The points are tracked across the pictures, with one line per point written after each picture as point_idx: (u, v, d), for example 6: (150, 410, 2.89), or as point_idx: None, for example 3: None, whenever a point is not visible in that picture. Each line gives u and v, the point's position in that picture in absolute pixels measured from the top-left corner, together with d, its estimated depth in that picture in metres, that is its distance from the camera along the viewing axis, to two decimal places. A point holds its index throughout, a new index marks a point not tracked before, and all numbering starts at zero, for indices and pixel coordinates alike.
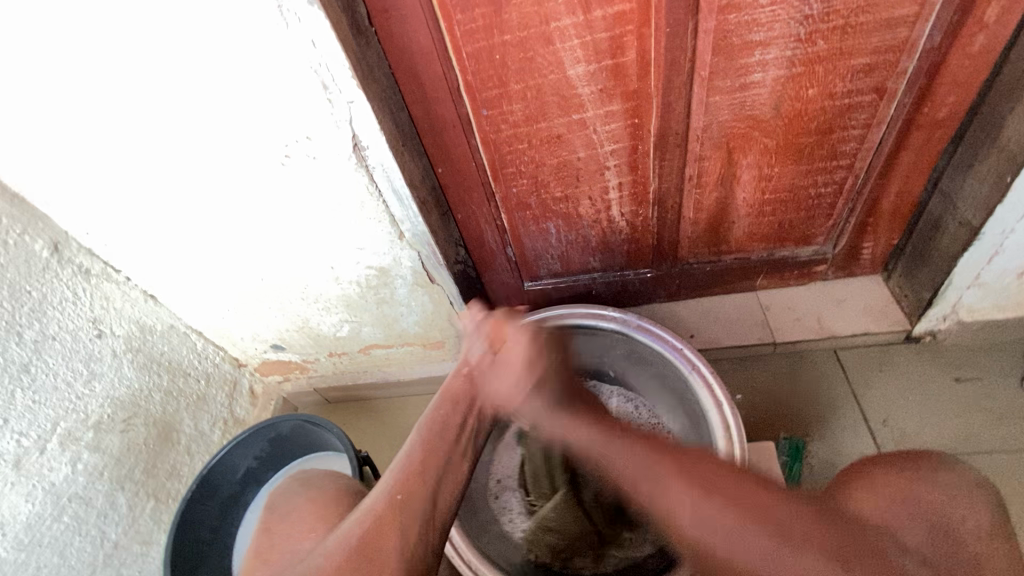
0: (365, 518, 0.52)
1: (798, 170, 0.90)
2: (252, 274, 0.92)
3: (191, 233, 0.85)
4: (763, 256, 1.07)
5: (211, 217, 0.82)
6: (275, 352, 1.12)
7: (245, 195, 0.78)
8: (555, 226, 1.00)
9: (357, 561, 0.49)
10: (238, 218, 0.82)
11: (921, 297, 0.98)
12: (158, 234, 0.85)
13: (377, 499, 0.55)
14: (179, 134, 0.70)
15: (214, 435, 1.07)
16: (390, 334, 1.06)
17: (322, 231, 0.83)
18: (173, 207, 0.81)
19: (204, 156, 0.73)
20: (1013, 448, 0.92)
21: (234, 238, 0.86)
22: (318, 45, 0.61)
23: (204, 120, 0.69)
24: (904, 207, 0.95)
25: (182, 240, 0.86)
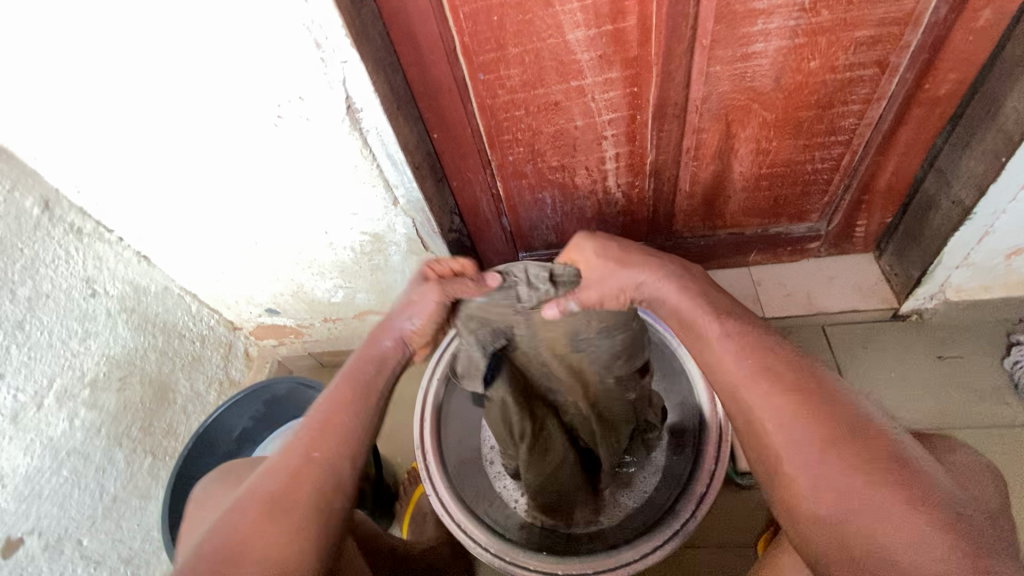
0: (278, 476, 0.53)
1: (796, 145, 0.89)
2: (246, 238, 0.92)
3: (185, 195, 0.85)
4: (756, 232, 1.08)
5: (205, 180, 0.82)
6: (270, 316, 1.13)
7: (238, 155, 0.77)
8: (551, 196, 1.00)
9: (270, 512, 0.50)
10: (231, 180, 0.82)
11: (910, 275, 0.99)
12: (151, 195, 0.85)
13: (288, 460, 0.54)
14: (170, 93, 0.69)
15: (210, 395, 1.09)
16: (383, 301, 1.07)
17: (316, 195, 0.83)
18: (164, 167, 0.80)
19: (194, 115, 0.72)
20: (989, 423, 0.94)
21: (227, 200, 0.85)
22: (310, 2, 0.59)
23: (193, 80, 0.67)
24: (899, 185, 0.95)
25: (176, 202, 0.86)
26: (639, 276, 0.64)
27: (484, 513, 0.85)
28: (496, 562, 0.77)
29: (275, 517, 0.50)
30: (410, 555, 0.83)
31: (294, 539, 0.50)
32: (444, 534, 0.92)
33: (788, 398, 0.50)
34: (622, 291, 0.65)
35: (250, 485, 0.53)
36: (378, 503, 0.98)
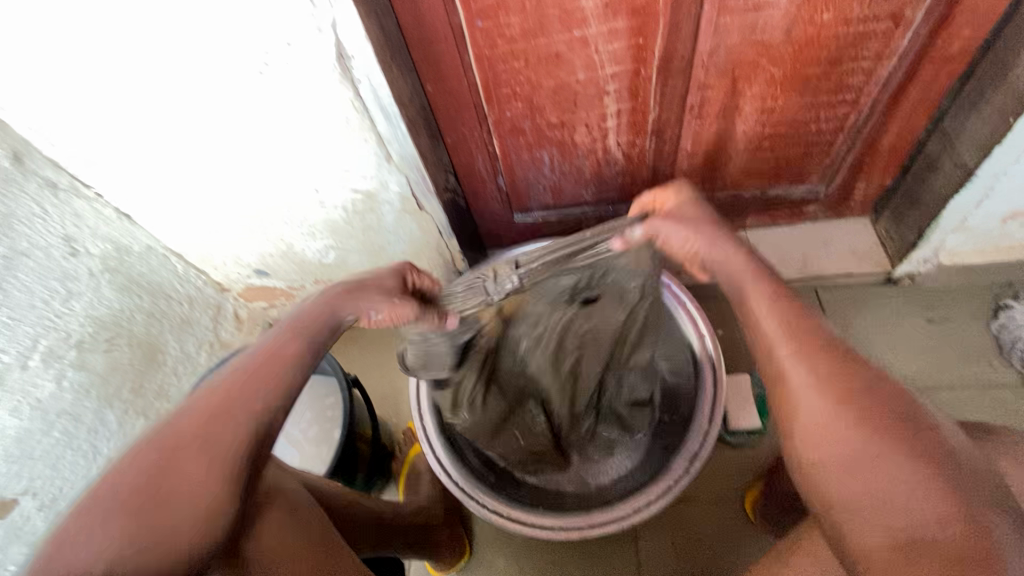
0: (195, 411, 0.51)
1: (802, 103, 0.87)
2: (232, 195, 0.89)
3: (166, 149, 0.80)
4: (756, 194, 1.06)
5: (187, 133, 0.78)
6: (259, 278, 1.10)
7: (221, 107, 0.73)
8: (549, 154, 0.97)
9: (182, 448, 0.49)
10: (216, 134, 0.77)
11: (906, 239, 1.00)
12: (129, 148, 0.80)
13: (209, 393, 0.52)
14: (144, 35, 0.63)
15: (201, 356, 1.08)
16: (376, 263, 1.04)
17: (306, 149, 0.79)
18: (143, 119, 0.75)
19: (171, 62, 0.67)
20: (972, 385, 0.97)
21: (212, 155, 0.81)
22: None
23: (169, 20, 0.62)
24: (901, 147, 0.94)
25: (156, 157, 0.81)
26: (699, 235, 0.65)
27: (478, 467, 0.88)
28: (495, 518, 0.79)
29: (160, 478, 0.47)
30: (396, 526, 0.80)
31: (212, 475, 0.48)
32: (439, 493, 0.93)
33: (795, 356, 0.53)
34: (687, 242, 0.66)
35: (168, 418, 0.51)
36: (373, 472, 0.97)
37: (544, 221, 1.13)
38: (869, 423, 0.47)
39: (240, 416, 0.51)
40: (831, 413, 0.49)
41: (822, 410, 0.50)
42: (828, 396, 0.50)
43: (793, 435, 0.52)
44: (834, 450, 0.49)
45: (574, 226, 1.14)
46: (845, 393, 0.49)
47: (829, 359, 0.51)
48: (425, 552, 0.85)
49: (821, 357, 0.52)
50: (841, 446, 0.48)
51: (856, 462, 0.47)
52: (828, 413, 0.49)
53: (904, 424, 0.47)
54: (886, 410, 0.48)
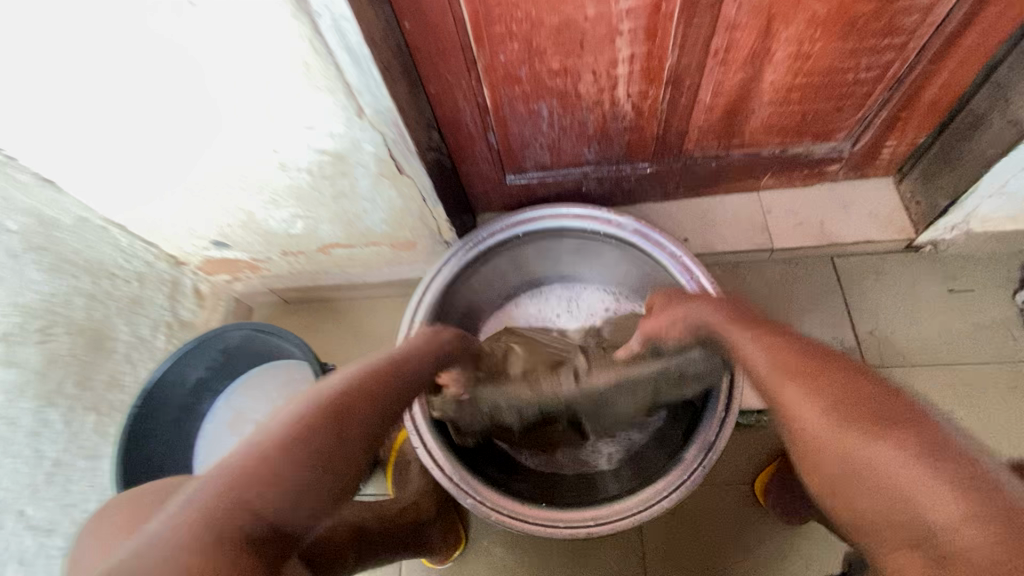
0: (341, 384, 0.52)
1: (842, 49, 0.75)
2: (173, 155, 0.74)
3: (80, 101, 0.64)
4: (775, 152, 0.96)
5: (105, 80, 0.61)
6: (219, 250, 0.97)
7: (143, 46, 0.57)
8: (548, 107, 0.84)
9: (331, 413, 0.48)
10: (147, 88, 0.63)
11: (935, 205, 0.92)
12: (32, 99, 0.62)
13: (340, 381, 0.53)
14: None
15: (158, 340, 0.96)
16: (351, 233, 0.92)
17: (258, 104, 0.65)
18: (34, 59, 0.57)
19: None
20: (990, 360, 0.93)
21: (127, 104, 0.65)
22: None
23: None
24: (944, 100, 0.83)
25: (69, 110, 0.65)
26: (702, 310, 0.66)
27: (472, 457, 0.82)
28: (491, 512, 0.73)
29: (303, 450, 0.44)
30: (377, 536, 0.73)
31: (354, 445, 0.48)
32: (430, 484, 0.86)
33: (780, 374, 0.51)
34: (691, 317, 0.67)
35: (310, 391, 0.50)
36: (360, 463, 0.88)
37: (539, 184, 1.02)
38: (866, 419, 0.44)
39: (382, 408, 0.53)
40: (828, 421, 0.46)
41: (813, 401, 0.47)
42: (820, 406, 0.47)
43: (801, 448, 0.48)
44: (833, 443, 0.45)
45: (572, 189, 1.04)
46: (835, 391, 0.47)
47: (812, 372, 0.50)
48: (420, 549, 0.80)
49: (807, 371, 0.50)
50: (850, 459, 0.43)
51: (851, 451, 0.43)
52: (820, 403, 0.47)
53: (902, 416, 0.43)
54: (882, 406, 0.45)
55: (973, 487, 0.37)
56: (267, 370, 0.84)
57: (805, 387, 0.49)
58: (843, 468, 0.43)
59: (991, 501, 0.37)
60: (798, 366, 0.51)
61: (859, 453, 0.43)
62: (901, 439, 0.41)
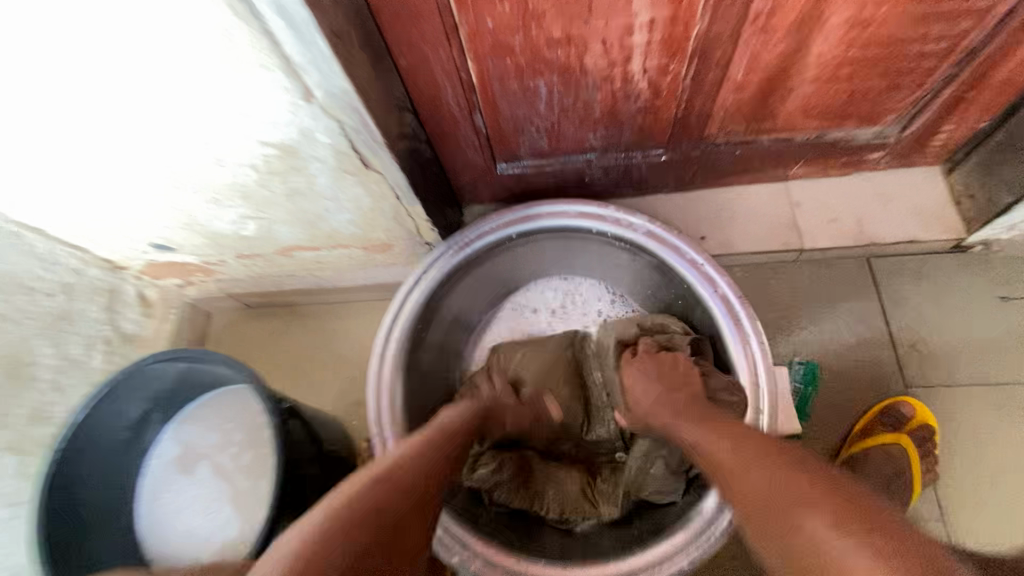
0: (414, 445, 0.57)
1: (913, 15, 0.61)
2: (78, 147, 0.59)
3: None
4: (810, 137, 0.82)
5: None
6: (162, 253, 0.83)
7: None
8: (547, 84, 0.70)
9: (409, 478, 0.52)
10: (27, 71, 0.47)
11: (994, 200, 0.79)
12: None
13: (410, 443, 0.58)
14: None
15: (95, 359, 0.83)
16: (315, 235, 0.78)
17: (176, 87, 0.51)
18: None
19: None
20: None
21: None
22: None
23: None
24: (1021, 78, 0.70)
25: None
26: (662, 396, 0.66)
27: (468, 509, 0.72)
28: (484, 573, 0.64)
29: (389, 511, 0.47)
30: None
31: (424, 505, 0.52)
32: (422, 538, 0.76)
33: (706, 433, 0.57)
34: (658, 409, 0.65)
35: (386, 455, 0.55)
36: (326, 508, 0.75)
37: (535, 173, 0.88)
38: (798, 485, 0.45)
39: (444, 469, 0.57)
40: (766, 488, 0.47)
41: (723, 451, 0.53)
42: (755, 472, 0.49)
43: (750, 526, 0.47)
44: (743, 481, 0.49)
45: (573, 178, 0.89)
46: (744, 441, 0.53)
47: (753, 447, 0.52)
48: None
49: (751, 445, 0.52)
50: (785, 533, 0.43)
51: (754, 488, 0.48)
52: (730, 450, 0.53)
53: (834, 488, 0.44)
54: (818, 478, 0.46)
55: (898, 560, 0.37)
56: (220, 397, 0.76)
57: (719, 438, 0.55)
58: (754, 502, 0.47)
59: (907, 564, 0.37)
60: (726, 431, 0.56)
61: (793, 524, 0.43)
62: (831, 508, 0.42)
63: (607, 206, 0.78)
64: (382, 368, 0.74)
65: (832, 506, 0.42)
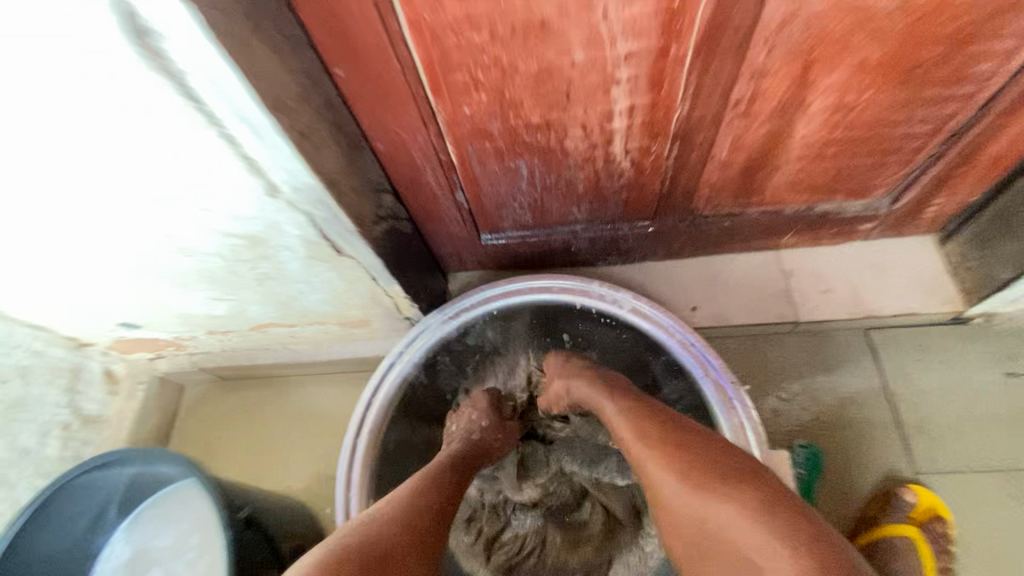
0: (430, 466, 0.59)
1: (894, 100, 0.60)
2: (58, 242, 0.58)
3: None
4: (800, 209, 0.80)
5: None
6: (128, 330, 0.79)
7: None
8: (528, 165, 0.69)
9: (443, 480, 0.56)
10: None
11: (993, 276, 0.76)
12: None
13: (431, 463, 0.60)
14: None
15: (50, 447, 0.77)
16: (288, 313, 0.75)
17: (111, 174, 0.47)
18: None
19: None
20: None
21: None
22: None
23: None
24: (1009, 155, 0.68)
25: None
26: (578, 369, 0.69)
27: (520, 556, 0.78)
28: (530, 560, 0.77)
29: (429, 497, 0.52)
30: None
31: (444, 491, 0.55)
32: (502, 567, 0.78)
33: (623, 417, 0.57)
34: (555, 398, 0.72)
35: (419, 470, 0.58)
36: None
37: (520, 244, 0.85)
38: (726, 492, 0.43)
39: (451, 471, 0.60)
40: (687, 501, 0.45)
41: (639, 427, 0.54)
42: (689, 472, 0.46)
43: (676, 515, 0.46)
44: (657, 485, 0.49)
45: (560, 248, 0.87)
46: (653, 427, 0.53)
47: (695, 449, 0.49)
48: None
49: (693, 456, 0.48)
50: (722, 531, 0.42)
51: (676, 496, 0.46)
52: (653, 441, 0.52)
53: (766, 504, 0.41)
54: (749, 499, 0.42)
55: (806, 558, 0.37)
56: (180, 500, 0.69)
57: (635, 429, 0.54)
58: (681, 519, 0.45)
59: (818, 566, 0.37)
60: (642, 417, 0.55)
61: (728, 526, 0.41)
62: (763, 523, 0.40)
63: (589, 279, 0.76)
64: (353, 457, 0.70)
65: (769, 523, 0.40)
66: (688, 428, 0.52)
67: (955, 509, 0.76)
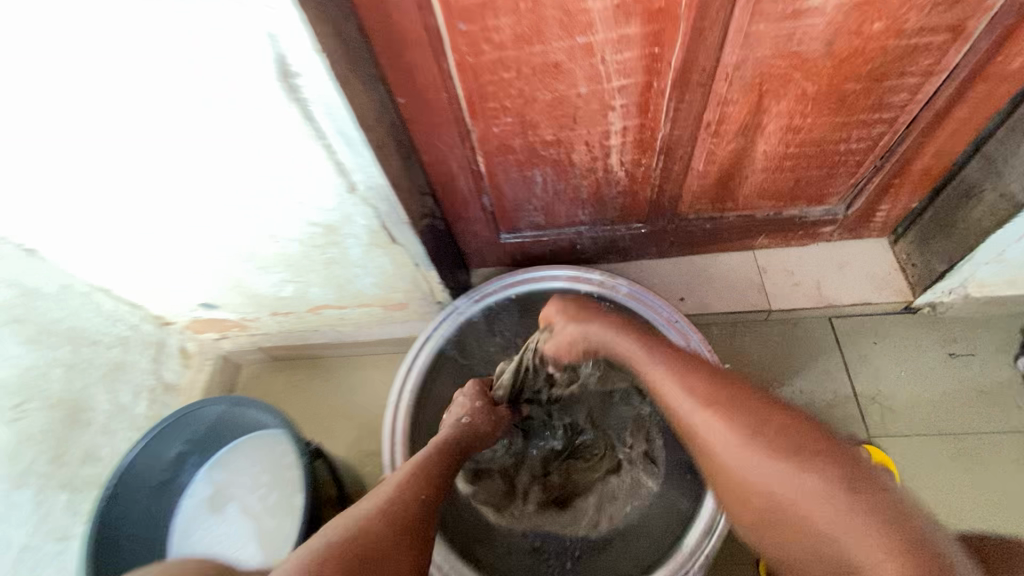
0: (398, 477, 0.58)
1: (833, 122, 0.76)
2: (176, 227, 0.74)
3: (98, 177, 0.65)
4: (769, 214, 0.96)
5: (114, 155, 0.61)
6: (206, 310, 0.95)
7: (156, 134, 0.59)
8: (542, 174, 0.85)
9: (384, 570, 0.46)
10: (118, 149, 0.61)
11: (931, 269, 0.91)
12: (42, 166, 0.63)
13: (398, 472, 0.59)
14: (55, 36, 0.47)
15: (139, 406, 0.92)
16: (343, 296, 0.91)
17: (235, 171, 0.64)
18: (39, 126, 0.57)
19: (22, 53, 0.48)
20: (1005, 430, 0.90)
21: (131, 173, 0.64)
22: (276, 10, 0.45)
23: (70, 24, 0.46)
24: (935, 168, 0.83)
25: (88, 183, 0.66)
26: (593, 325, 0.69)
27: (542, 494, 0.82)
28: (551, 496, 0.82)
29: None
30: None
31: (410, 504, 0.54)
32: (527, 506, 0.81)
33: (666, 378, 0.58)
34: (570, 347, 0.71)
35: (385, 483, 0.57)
36: None
37: (534, 243, 1.01)
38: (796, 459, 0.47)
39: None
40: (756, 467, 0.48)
41: (692, 388, 0.55)
42: (762, 447, 0.48)
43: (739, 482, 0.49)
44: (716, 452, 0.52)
45: (567, 247, 1.02)
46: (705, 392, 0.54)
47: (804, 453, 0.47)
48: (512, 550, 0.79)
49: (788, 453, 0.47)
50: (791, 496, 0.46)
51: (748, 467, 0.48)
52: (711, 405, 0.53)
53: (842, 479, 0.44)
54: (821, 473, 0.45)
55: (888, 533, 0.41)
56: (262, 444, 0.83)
57: (694, 397, 0.54)
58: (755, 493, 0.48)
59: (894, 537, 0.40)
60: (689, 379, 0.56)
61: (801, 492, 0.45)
62: (840, 497, 0.43)
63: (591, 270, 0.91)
64: (395, 432, 0.83)
65: (846, 497, 0.43)
66: (757, 399, 0.52)
67: (905, 466, 0.89)
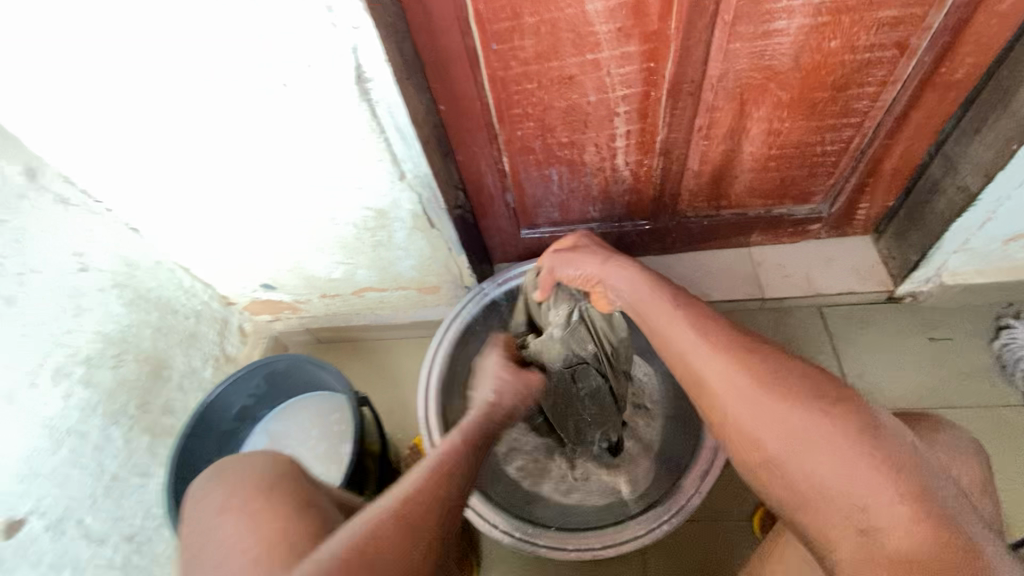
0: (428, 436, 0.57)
1: (808, 127, 0.88)
2: (255, 211, 0.89)
3: (198, 167, 0.81)
4: (760, 213, 1.08)
5: (215, 147, 0.77)
6: (266, 292, 1.09)
7: (251, 129, 0.74)
8: (558, 173, 0.99)
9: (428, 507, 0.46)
10: (222, 145, 0.77)
11: (907, 258, 1.01)
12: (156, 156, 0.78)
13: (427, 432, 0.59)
14: (195, 52, 0.63)
15: (206, 371, 1.07)
16: (384, 278, 1.04)
17: (312, 161, 0.79)
18: (163, 122, 0.73)
19: (169, 66, 0.65)
20: (987, 404, 0.97)
21: (225, 162, 0.80)
22: (360, 30, 0.61)
23: (209, 44, 0.62)
24: (905, 167, 0.95)
25: (190, 172, 0.82)
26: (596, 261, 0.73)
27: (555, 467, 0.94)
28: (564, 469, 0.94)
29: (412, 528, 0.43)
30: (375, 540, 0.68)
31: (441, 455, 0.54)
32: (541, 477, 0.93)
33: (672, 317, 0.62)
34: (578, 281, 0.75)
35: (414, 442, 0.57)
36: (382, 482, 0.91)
37: (551, 237, 1.14)
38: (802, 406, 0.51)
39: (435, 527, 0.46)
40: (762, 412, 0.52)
41: (705, 335, 0.59)
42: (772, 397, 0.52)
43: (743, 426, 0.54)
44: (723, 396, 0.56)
45: None
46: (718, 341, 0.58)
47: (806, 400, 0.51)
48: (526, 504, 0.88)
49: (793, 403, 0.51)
50: (795, 437, 0.50)
51: (750, 412, 0.53)
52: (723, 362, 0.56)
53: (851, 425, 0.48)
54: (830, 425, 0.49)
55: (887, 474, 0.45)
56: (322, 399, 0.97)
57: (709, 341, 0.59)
58: (756, 437, 0.53)
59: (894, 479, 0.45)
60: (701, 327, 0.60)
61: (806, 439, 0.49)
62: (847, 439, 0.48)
63: None
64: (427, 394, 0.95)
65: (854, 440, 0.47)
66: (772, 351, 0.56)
67: None
